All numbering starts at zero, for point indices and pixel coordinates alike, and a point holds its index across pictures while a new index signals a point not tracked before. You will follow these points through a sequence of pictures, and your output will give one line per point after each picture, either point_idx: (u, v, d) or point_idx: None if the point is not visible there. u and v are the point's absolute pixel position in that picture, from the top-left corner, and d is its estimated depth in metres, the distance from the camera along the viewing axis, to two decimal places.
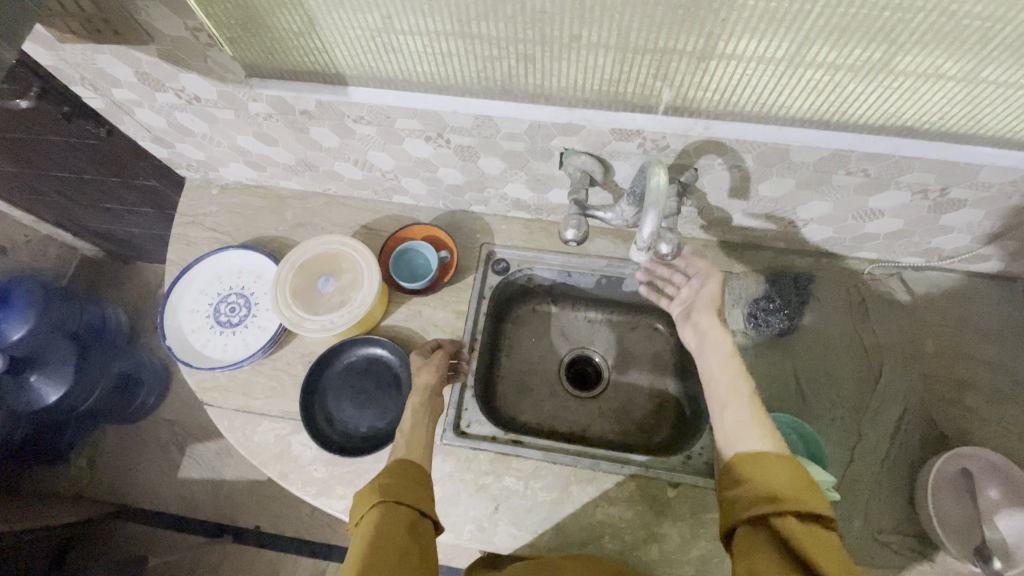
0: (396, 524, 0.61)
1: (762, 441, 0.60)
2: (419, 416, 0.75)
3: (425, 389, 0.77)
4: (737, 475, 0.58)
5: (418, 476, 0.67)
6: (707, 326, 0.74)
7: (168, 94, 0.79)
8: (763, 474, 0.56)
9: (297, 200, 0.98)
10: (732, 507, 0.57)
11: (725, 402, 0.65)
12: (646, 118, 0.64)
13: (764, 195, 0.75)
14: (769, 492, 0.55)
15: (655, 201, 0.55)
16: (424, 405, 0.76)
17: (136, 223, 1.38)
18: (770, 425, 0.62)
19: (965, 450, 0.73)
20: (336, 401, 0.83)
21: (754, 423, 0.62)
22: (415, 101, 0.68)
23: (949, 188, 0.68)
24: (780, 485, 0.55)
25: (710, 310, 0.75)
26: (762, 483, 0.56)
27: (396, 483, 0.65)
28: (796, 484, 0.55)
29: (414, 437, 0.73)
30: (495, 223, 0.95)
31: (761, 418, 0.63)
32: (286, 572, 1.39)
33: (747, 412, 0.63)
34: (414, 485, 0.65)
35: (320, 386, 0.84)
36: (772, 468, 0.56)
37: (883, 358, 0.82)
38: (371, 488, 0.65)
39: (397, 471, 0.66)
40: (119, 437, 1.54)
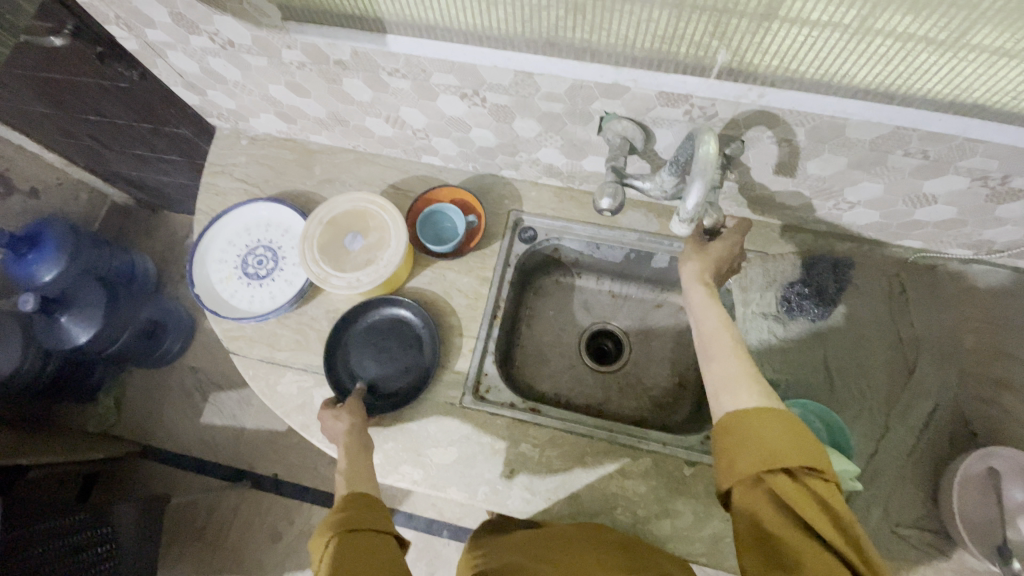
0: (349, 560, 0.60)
1: (749, 393, 0.57)
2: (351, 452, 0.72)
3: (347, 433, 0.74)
4: (730, 435, 0.55)
5: (363, 514, 0.65)
6: (687, 279, 0.72)
7: (202, 38, 0.77)
8: (757, 432, 0.53)
9: (326, 155, 0.97)
10: (727, 469, 0.54)
11: (711, 355, 0.62)
12: (697, 81, 0.60)
13: (812, 173, 0.72)
14: (765, 453, 0.52)
15: (703, 169, 0.53)
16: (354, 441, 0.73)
17: (165, 172, 1.38)
18: (758, 374, 0.59)
19: (997, 450, 0.69)
20: (358, 359, 0.84)
21: (738, 374, 0.59)
22: (453, 54, 0.65)
23: (1012, 177, 0.64)
24: (775, 443, 0.52)
25: (691, 260, 0.73)
26: (759, 444, 0.53)
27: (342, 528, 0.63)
28: (792, 439, 0.52)
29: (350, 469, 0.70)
30: (525, 190, 0.92)
31: (749, 367, 0.60)
32: (302, 519, 1.45)
33: (734, 362, 0.60)
34: (361, 523, 0.64)
35: (343, 344, 0.84)
36: (764, 426, 0.53)
37: (919, 352, 0.79)
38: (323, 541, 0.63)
39: (342, 516, 0.65)
40: (145, 381, 1.59)
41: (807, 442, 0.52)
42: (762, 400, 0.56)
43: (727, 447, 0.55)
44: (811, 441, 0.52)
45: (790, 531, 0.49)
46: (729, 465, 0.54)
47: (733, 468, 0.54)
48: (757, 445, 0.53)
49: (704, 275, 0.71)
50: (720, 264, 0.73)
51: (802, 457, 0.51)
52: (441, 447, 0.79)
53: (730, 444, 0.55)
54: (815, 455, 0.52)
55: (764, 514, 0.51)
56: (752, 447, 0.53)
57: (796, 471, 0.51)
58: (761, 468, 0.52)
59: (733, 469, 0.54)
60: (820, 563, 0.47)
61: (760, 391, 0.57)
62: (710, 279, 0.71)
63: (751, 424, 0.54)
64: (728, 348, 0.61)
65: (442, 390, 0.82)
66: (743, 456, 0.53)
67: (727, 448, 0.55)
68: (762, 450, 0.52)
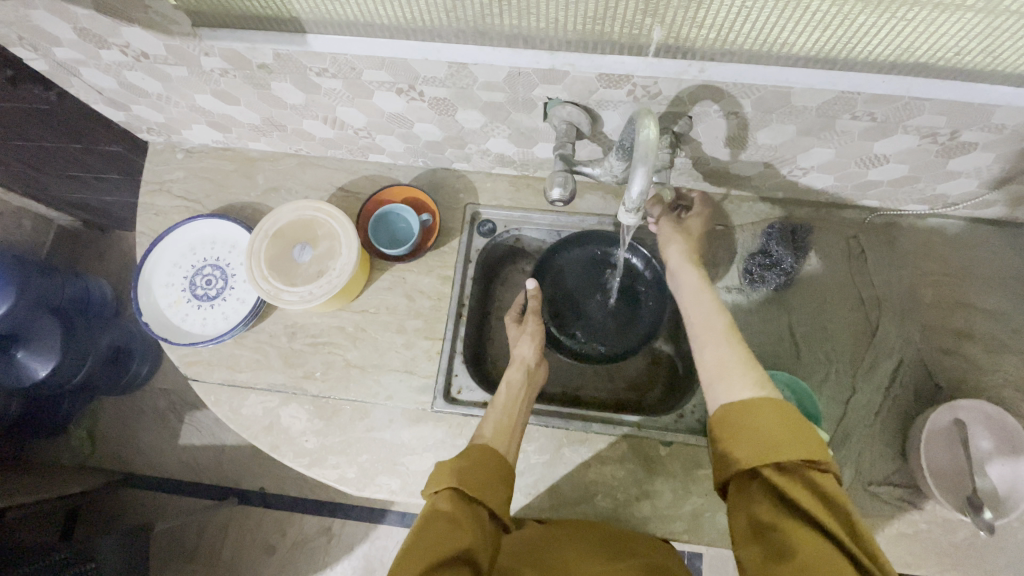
0: (467, 514, 0.57)
1: (744, 383, 0.57)
2: (513, 392, 0.73)
3: (522, 361, 0.78)
4: (724, 428, 0.55)
5: (499, 465, 0.63)
6: (675, 264, 0.73)
7: (113, 52, 0.72)
8: (750, 426, 0.53)
9: (268, 162, 0.92)
10: (722, 460, 0.54)
11: (704, 342, 0.64)
12: (636, 60, 0.58)
13: (763, 143, 0.70)
14: (759, 444, 0.52)
15: (645, 154, 0.51)
16: (525, 378, 0.76)
17: (107, 191, 1.31)
18: (752, 362, 0.60)
19: (961, 402, 0.71)
20: (562, 281, 0.93)
21: (733, 362, 0.60)
22: (380, 51, 0.61)
23: (960, 131, 0.63)
24: (771, 435, 0.52)
25: (676, 246, 0.75)
26: (752, 435, 0.53)
27: (470, 468, 0.61)
28: (785, 430, 0.52)
29: (504, 412, 0.71)
30: (480, 181, 0.90)
31: (741, 353, 0.61)
32: (294, 529, 1.44)
33: (727, 351, 0.61)
34: (492, 479, 0.61)
35: (558, 255, 0.93)
36: (763, 413, 0.54)
37: (881, 311, 0.80)
38: (450, 467, 0.61)
39: (482, 458, 0.63)
40: (116, 409, 1.54)
41: (800, 429, 0.52)
42: (757, 386, 0.57)
43: (720, 439, 0.56)
44: (804, 428, 0.52)
45: (784, 519, 0.49)
46: (726, 457, 0.54)
47: (728, 459, 0.54)
48: (750, 436, 0.53)
49: (691, 259, 0.73)
50: (696, 244, 0.77)
51: (795, 446, 0.51)
52: (416, 453, 0.78)
53: (725, 435, 0.55)
54: (808, 444, 0.51)
55: (758, 504, 0.51)
56: (747, 436, 0.53)
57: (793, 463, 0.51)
58: (755, 461, 0.51)
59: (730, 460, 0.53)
60: (814, 551, 0.46)
61: (754, 379, 0.58)
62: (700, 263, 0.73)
63: (750, 414, 0.54)
64: (721, 338, 0.63)
65: (412, 396, 0.80)
66: (739, 448, 0.53)
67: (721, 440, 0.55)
68: (756, 442, 0.52)
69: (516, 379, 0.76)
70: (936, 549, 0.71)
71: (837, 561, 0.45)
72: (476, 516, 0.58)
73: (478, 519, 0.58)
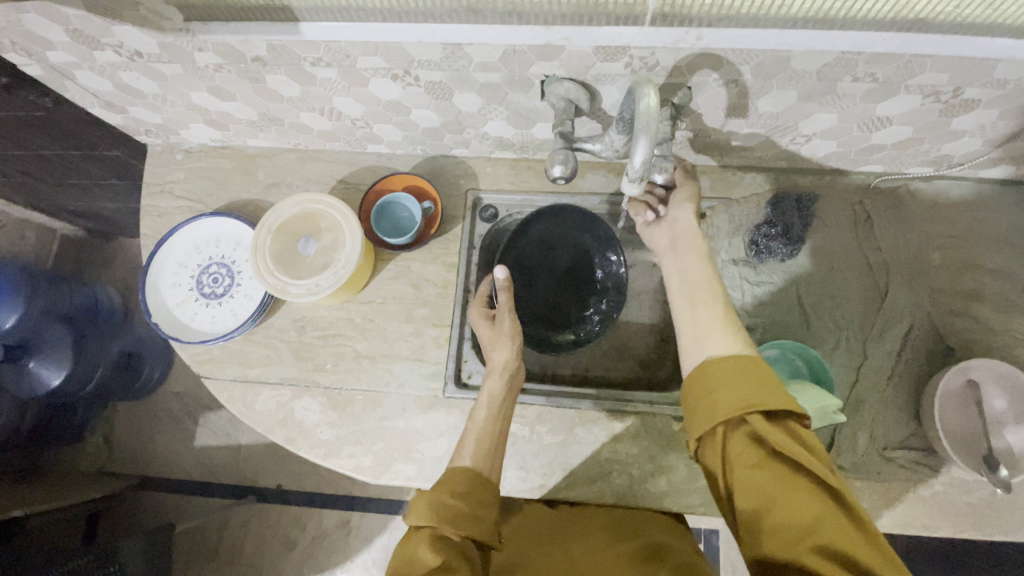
0: (456, 558, 0.54)
1: (731, 342, 0.58)
2: (494, 408, 0.70)
3: (501, 368, 0.73)
4: (700, 380, 0.56)
5: (483, 495, 0.61)
6: (682, 227, 0.73)
7: (106, 52, 0.72)
8: (738, 376, 0.54)
9: (267, 158, 0.92)
10: (709, 410, 0.54)
11: (696, 302, 0.64)
12: (633, 31, 0.58)
13: (763, 111, 0.70)
14: (746, 394, 0.52)
15: (646, 125, 0.50)
16: (506, 387, 0.72)
17: (109, 198, 1.31)
18: (739, 327, 0.61)
19: (974, 363, 0.70)
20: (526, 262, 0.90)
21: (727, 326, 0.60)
22: (372, 35, 0.61)
23: (963, 88, 0.63)
24: (757, 385, 0.53)
25: (691, 207, 0.74)
26: (739, 386, 0.53)
27: (456, 508, 0.58)
28: (770, 383, 0.53)
29: (484, 433, 0.67)
30: (479, 166, 0.89)
31: (729, 317, 0.62)
32: (313, 524, 1.45)
33: (719, 312, 0.62)
34: (478, 515, 0.59)
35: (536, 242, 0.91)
36: (748, 366, 0.54)
37: (889, 276, 0.79)
38: (429, 505, 0.58)
39: (463, 490, 0.60)
40: (130, 414, 1.55)
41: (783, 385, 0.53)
42: (741, 347, 0.58)
43: (698, 398, 0.56)
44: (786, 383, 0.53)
45: (768, 464, 0.49)
46: (713, 406, 0.54)
47: (715, 409, 0.54)
48: (737, 385, 0.53)
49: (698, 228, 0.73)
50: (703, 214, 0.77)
51: (781, 397, 0.52)
52: (430, 439, 0.79)
53: (711, 387, 0.55)
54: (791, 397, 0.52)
55: (743, 451, 0.51)
56: (734, 386, 0.54)
57: (778, 412, 0.52)
58: (743, 408, 0.52)
59: (717, 410, 0.54)
60: (802, 495, 0.46)
61: (741, 340, 0.59)
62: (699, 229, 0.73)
63: (734, 365, 0.55)
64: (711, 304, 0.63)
65: (423, 383, 0.81)
66: (726, 397, 0.53)
67: (708, 390, 0.55)
68: (743, 391, 0.53)
69: (496, 391, 0.71)
70: (954, 511, 0.71)
71: (822, 501, 0.46)
72: (460, 554, 0.55)
73: (466, 559, 0.55)
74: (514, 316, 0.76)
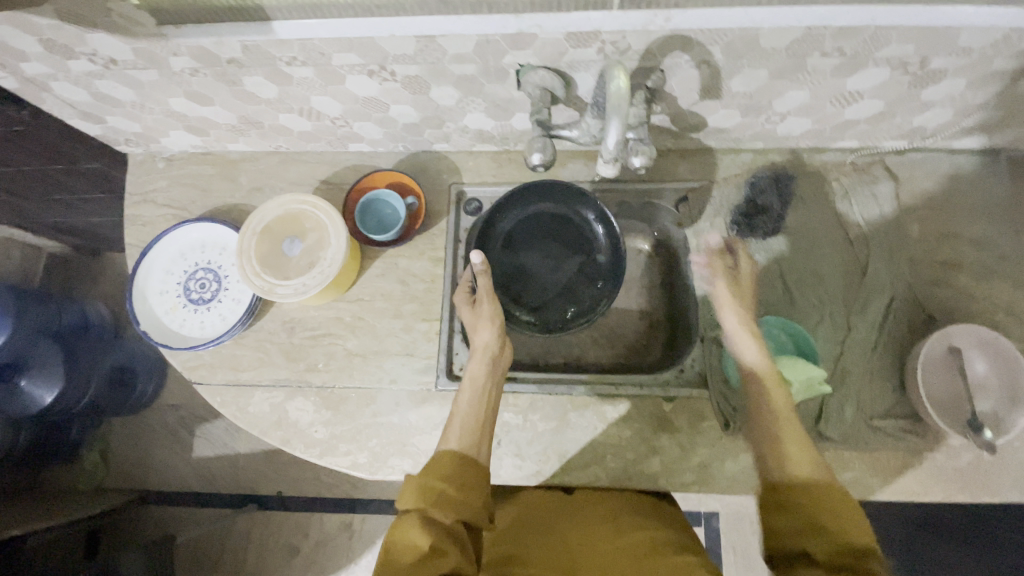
0: (444, 540, 0.55)
1: (802, 462, 0.56)
2: (478, 391, 0.70)
3: (482, 349, 0.74)
4: (769, 501, 0.56)
5: (471, 477, 0.61)
6: (732, 330, 0.72)
7: (81, 62, 0.72)
8: (807, 502, 0.53)
9: (249, 162, 0.92)
10: (775, 536, 0.53)
11: (760, 419, 0.63)
12: (602, 16, 0.59)
13: (737, 91, 0.71)
14: (813, 520, 0.51)
15: (617, 107, 0.51)
16: (487, 369, 0.72)
17: (94, 212, 1.30)
18: (809, 443, 0.59)
19: (954, 329, 0.72)
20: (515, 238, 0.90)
21: (793, 442, 0.58)
22: (346, 31, 0.62)
23: (930, 59, 0.64)
24: (827, 513, 0.51)
25: (732, 310, 0.73)
26: (807, 512, 0.52)
27: (444, 489, 0.59)
28: (842, 511, 0.51)
29: (468, 416, 0.67)
30: (461, 161, 0.90)
31: (798, 433, 0.60)
32: (315, 529, 1.45)
33: (785, 429, 0.60)
34: (467, 498, 0.59)
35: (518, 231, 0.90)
36: (819, 493, 0.53)
37: (870, 249, 0.80)
38: (415, 489, 0.59)
39: (448, 474, 0.60)
40: (125, 429, 1.54)
41: (857, 516, 0.51)
42: (813, 470, 0.55)
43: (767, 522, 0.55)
44: (859, 514, 0.51)
45: None
46: (778, 530, 0.53)
47: (780, 535, 0.53)
48: (805, 510, 0.52)
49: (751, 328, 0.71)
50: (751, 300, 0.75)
51: (849, 528, 0.50)
52: (425, 433, 0.79)
53: (779, 508, 0.54)
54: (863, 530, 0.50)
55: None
56: (802, 513, 0.52)
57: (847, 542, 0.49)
58: (806, 533, 0.51)
59: (782, 533, 0.52)
60: None
61: (811, 458, 0.57)
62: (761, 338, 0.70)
63: (805, 490, 0.54)
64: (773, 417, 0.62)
65: (416, 378, 0.81)
66: (792, 519, 0.53)
67: (776, 514, 0.54)
68: (811, 517, 0.52)
69: (478, 374, 0.72)
70: (942, 476, 0.73)
71: None
72: (449, 534, 0.56)
73: (456, 542, 0.55)
74: (494, 300, 0.77)
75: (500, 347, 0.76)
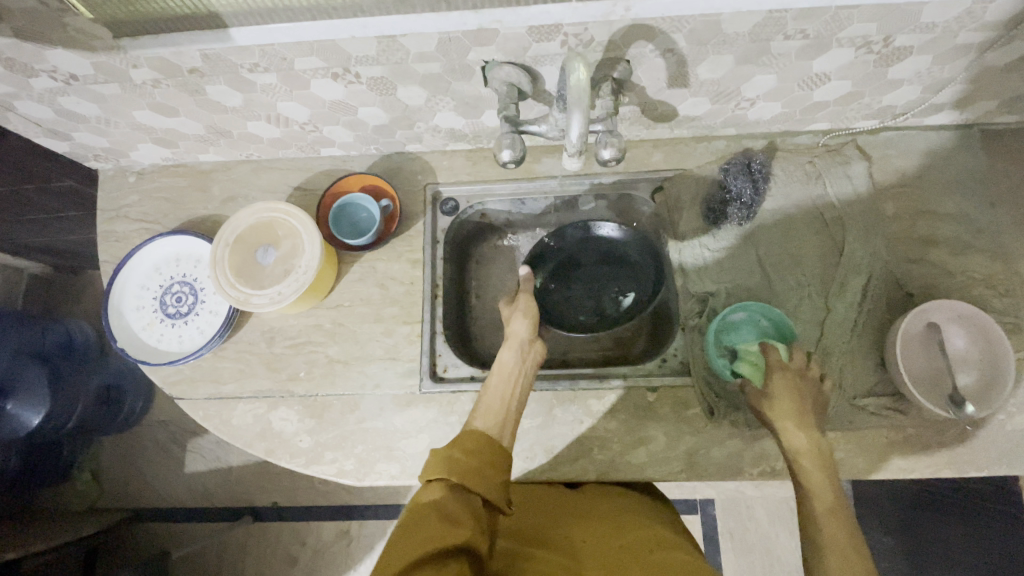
0: (461, 509, 0.55)
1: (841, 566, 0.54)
2: (508, 376, 0.72)
3: (515, 337, 0.76)
4: None
5: (493, 455, 0.61)
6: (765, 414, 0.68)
7: (42, 79, 0.71)
8: None
9: (221, 172, 0.91)
10: None
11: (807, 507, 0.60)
12: (561, 9, 0.58)
13: (704, 78, 0.71)
14: None
15: (578, 99, 0.51)
16: (517, 357, 0.74)
17: (72, 230, 1.29)
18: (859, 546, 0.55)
19: (931, 305, 0.72)
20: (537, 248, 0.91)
21: (844, 551, 0.55)
22: (306, 35, 0.61)
23: (893, 37, 0.64)
24: None
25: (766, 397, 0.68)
26: None
27: (465, 461, 0.59)
28: None
29: (496, 394, 0.70)
30: (436, 161, 0.89)
31: (844, 535, 0.56)
32: (312, 537, 1.45)
33: (829, 523, 0.58)
34: (487, 472, 0.59)
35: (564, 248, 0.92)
36: None
37: (845, 229, 0.79)
38: (441, 457, 0.59)
39: (473, 448, 0.61)
40: (116, 448, 1.52)
41: None
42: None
43: None
44: None
45: None
46: None
47: None
48: None
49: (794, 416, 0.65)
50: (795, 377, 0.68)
51: None
52: (411, 436, 0.78)
53: None
54: None
55: None
56: None
57: None
58: None
59: None
60: None
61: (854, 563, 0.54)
62: (812, 426, 0.65)
63: None
64: (822, 515, 0.59)
65: (399, 381, 0.81)
66: None
67: None
68: None
69: (507, 359, 0.74)
70: (925, 452, 0.73)
71: None
72: (467, 504, 0.56)
73: (474, 512, 0.56)
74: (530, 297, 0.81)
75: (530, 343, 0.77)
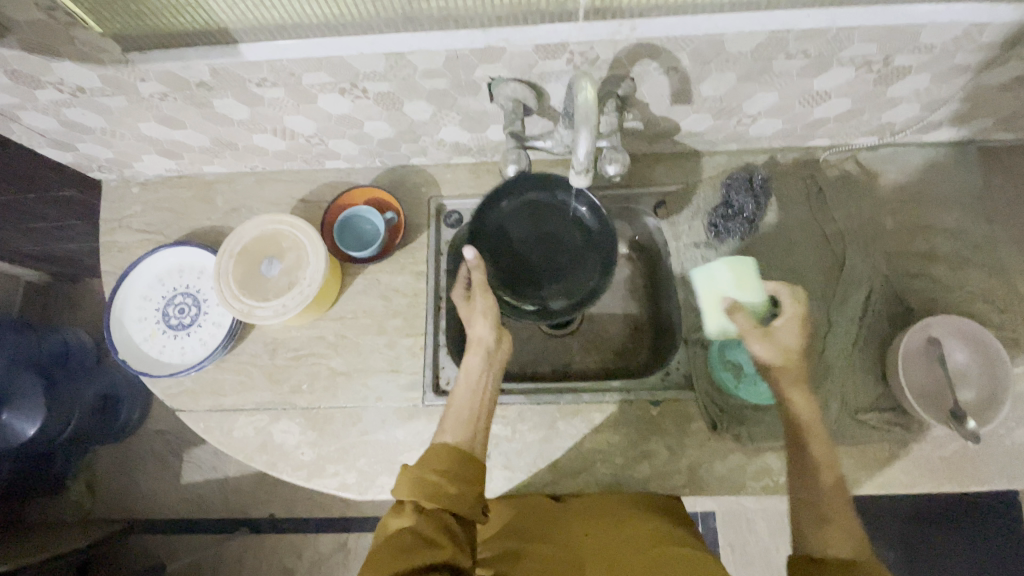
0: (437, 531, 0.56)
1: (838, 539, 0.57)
2: (473, 384, 0.69)
3: (480, 343, 0.72)
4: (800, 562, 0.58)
5: (467, 470, 0.61)
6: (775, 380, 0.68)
7: (48, 90, 0.71)
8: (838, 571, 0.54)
9: (224, 183, 0.92)
10: None
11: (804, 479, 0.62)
12: (568, 28, 0.59)
13: (707, 95, 0.72)
14: None
15: (585, 118, 0.52)
16: (483, 362, 0.71)
17: (70, 239, 1.27)
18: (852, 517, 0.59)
19: (932, 320, 0.72)
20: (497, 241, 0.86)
21: (842, 519, 0.58)
22: (315, 50, 0.62)
23: (893, 57, 0.65)
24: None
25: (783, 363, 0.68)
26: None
27: (436, 483, 0.59)
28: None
29: (461, 406, 0.67)
30: (439, 174, 0.90)
31: (840, 507, 0.60)
32: (310, 550, 1.43)
33: (830, 495, 0.60)
34: (462, 489, 0.59)
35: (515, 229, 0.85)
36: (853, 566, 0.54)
37: (846, 244, 0.80)
38: (415, 480, 0.59)
39: (447, 468, 0.60)
40: (111, 458, 1.51)
41: None
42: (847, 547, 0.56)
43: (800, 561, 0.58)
44: None
45: None
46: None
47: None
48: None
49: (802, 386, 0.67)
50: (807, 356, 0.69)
51: None
52: (413, 449, 0.78)
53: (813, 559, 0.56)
54: None
55: None
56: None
57: None
58: None
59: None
60: None
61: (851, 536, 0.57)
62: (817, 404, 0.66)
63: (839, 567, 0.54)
64: (827, 484, 0.61)
65: (401, 394, 0.81)
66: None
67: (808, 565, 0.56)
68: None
69: (472, 365, 0.70)
70: (927, 466, 0.73)
71: None
72: (441, 524, 0.57)
73: (449, 533, 0.56)
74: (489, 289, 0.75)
75: (496, 342, 0.73)
